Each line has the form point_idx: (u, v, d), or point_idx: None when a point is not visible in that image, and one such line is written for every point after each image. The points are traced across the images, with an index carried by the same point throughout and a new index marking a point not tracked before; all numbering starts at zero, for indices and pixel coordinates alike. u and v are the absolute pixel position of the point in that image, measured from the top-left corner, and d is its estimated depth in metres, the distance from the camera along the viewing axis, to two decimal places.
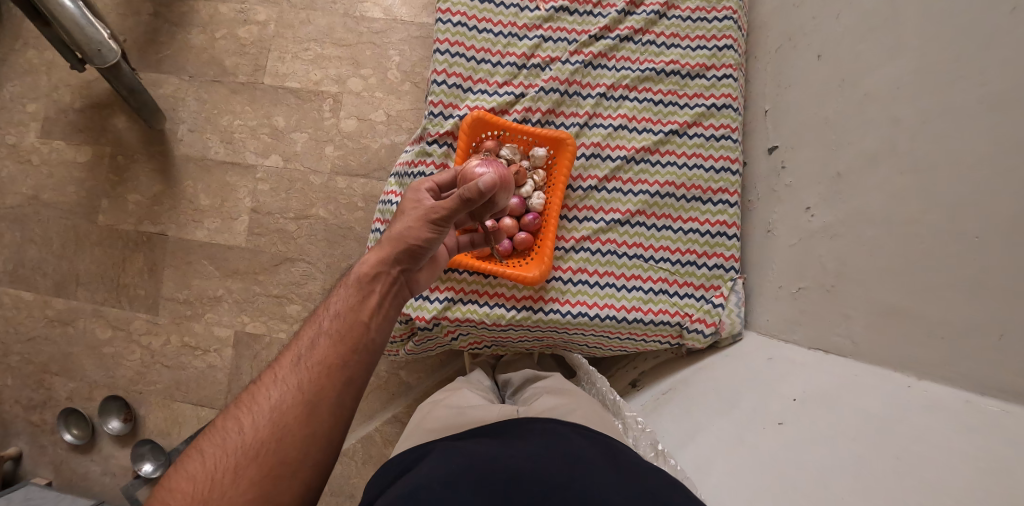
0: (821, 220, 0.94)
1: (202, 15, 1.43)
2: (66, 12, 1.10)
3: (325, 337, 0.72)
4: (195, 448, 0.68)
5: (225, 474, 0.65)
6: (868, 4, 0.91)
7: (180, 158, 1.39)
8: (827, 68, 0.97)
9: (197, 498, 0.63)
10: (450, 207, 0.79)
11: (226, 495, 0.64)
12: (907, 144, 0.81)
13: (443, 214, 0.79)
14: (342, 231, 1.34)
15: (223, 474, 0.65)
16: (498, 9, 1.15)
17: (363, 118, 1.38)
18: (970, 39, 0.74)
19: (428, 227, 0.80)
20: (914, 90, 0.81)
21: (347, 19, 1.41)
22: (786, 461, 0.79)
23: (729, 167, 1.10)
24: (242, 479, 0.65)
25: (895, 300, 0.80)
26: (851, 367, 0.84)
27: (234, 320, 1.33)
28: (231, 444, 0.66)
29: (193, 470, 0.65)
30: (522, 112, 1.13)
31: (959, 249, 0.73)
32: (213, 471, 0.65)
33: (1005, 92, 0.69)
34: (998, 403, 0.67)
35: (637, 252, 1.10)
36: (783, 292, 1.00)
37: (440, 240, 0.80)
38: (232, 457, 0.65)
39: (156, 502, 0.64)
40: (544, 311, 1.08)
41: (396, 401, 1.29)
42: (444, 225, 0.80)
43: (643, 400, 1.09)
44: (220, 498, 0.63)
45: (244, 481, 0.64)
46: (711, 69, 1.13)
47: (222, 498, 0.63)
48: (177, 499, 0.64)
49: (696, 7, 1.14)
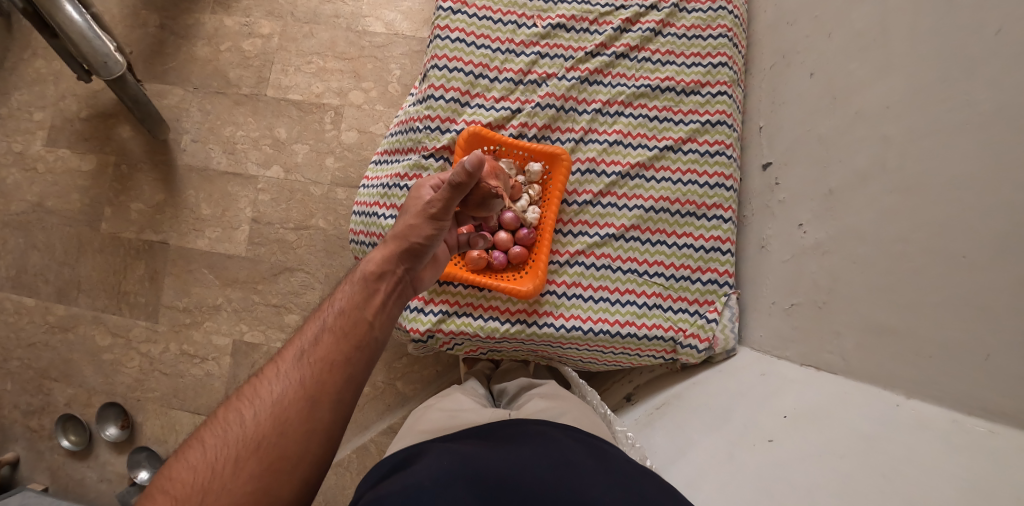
0: (813, 236, 0.94)
1: (208, 28, 1.45)
2: (73, 24, 1.12)
3: (328, 333, 0.73)
4: (197, 439, 0.68)
5: (226, 465, 0.65)
6: (859, 23, 0.92)
7: (182, 168, 1.41)
8: (819, 85, 0.98)
9: (197, 489, 0.64)
10: (446, 203, 0.79)
11: (226, 487, 0.64)
12: (898, 161, 0.82)
13: (438, 207, 0.80)
14: (340, 242, 1.36)
15: (224, 465, 0.65)
16: (496, 26, 1.17)
17: (363, 130, 1.39)
18: (959, 59, 0.76)
19: (428, 223, 0.80)
20: (902, 109, 0.82)
21: (349, 33, 1.43)
22: (775, 477, 0.78)
23: (723, 183, 1.11)
24: (242, 471, 0.65)
25: (884, 318, 0.80)
26: (840, 384, 0.84)
27: (233, 329, 1.34)
28: (232, 436, 0.67)
29: (195, 460, 0.66)
30: (519, 127, 1.14)
31: (947, 267, 0.73)
32: (214, 462, 0.66)
33: (995, 111, 0.70)
34: (985, 423, 0.67)
35: (631, 266, 1.10)
36: (776, 308, 1.01)
37: (440, 237, 0.81)
38: (234, 448, 0.66)
39: (156, 491, 0.65)
40: (538, 325, 1.08)
41: (392, 412, 1.30)
42: (441, 220, 0.80)
43: (636, 414, 1.09)
44: (220, 489, 0.64)
45: (244, 473, 0.65)
46: (705, 86, 1.14)
47: (221, 490, 0.64)
48: (176, 489, 0.64)
49: (691, 24, 1.16)
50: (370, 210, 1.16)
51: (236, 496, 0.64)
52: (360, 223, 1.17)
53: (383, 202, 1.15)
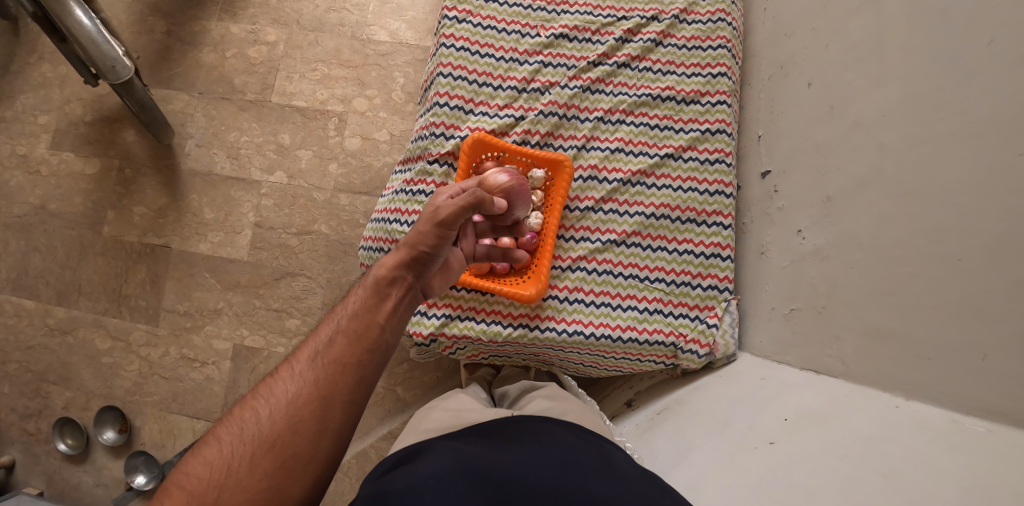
0: (812, 242, 0.96)
1: (214, 35, 1.47)
2: (82, 28, 1.13)
3: (341, 335, 0.74)
4: (213, 435, 0.69)
5: (241, 461, 0.66)
6: (855, 35, 0.95)
7: (186, 173, 1.42)
8: (816, 95, 1.01)
9: (213, 485, 0.65)
10: (454, 211, 0.81)
11: (241, 483, 0.65)
12: (893, 168, 0.84)
13: (449, 219, 0.81)
14: (343, 247, 1.37)
15: (239, 462, 0.66)
16: (500, 36, 1.19)
17: (366, 137, 1.41)
18: (950, 70, 0.78)
19: (437, 233, 0.81)
20: (899, 118, 0.84)
21: (354, 41, 1.45)
22: (776, 479, 0.79)
23: (723, 191, 1.13)
24: (257, 468, 0.66)
25: (883, 321, 0.81)
26: (840, 388, 0.85)
27: (234, 333, 1.34)
28: (248, 434, 0.67)
29: (210, 456, 0.66)
30: (522, 134, 1.16)
31: (942, 272, 0.75)
32: (229, 458, 0.66)
33: (988, 120, 0.72)
34: (984, 423, 0.69)
35: (633, 272, 1.11)
36: (776, 313, 1.02)
37: (448, 245, 0.82)
38: (248, 446, 0.67)
39: (171, 485, 0.65)
40: (540, 330, 1.09)
41: (392, 418, 1.29)
42: (450, 230, 0.81)
43: (636, 420, 1.10)
44: (235, 486, 0.65)
45: (259, 471, 0.66)
46: (706, 96, 1.16)
47: (237, 487, 0.65)
48: (192, 484, 0.65)
49: (691, 36, 1.18)
50: (379, 216, 1.17)
51: (250, 493, 0.65)
52: (372, 229, 1.18)
53: (388, 208, 1.16)
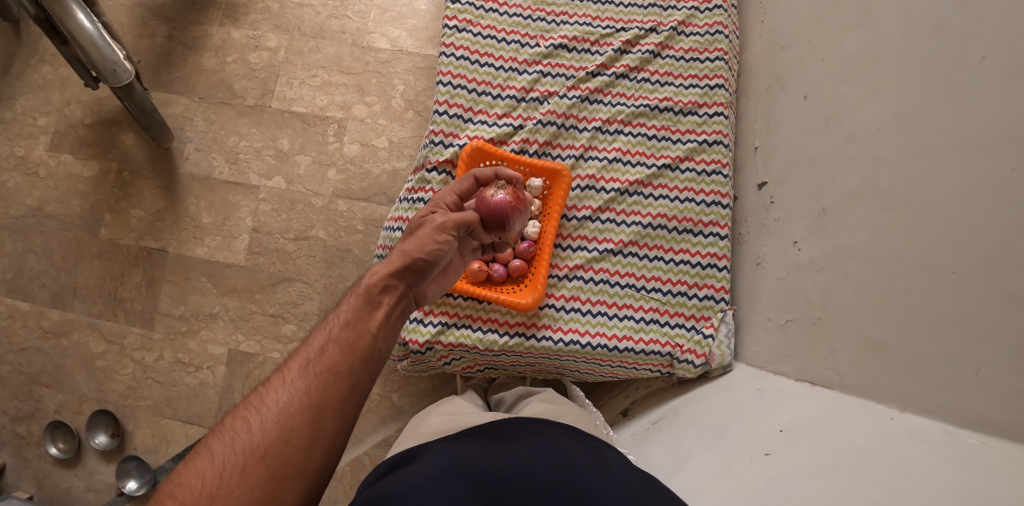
0: (808, 254, 0.97)
1: (215, 40, 1.48)
2: (84, 31, 1.13)
3: (334, 344, 0.74)
4: (205, 445, 0.68)
5: (234, 472, 0.65)
6: (851, 50, 0.96)
7: (185, 177, 1.42)
8: (812, 108, 1.02)
9: (205, 494, 0.64)
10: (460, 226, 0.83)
11: (233, 493, 0.64)
12: (888, 181, 0.85)
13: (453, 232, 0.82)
14: (340, 253, 1.36)
15: (231, 472, 0.65)
16: (499, 45, 1.21)
17: (365, 143, 1.41)
18: (946, 85, 0.79)
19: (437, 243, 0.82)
20: (893, 132, 0.85)
21: (355, 48, 1.46)
22: (771, 489, 0.79)
23: (719, 202, 1.13)
24: (250, 478, 0.65)
25: (876, 333, 0.82)
26: (835, 399, 0.85)
27: (229, 338, 1.34)
28: (240, 443, 0.67)
29: (202, 466, 0.66)
30: (520, 143, 1.16)
31: (937, 284, 0.76)
32: (222, 469, 0.66)
33: (981, 134, 0.73)
34: (977, 435, 0.69)
35: (629, 281, 1.12)
36: (771, 324, 1.03)
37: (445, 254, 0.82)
38: (241, 456, 0.66)
39: (164, 497, 0.65)
40: (536, 338, 1.09)
41: (387, 425, 1.29)
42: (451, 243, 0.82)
43: (631, 429, 1.10)
44: (228, 496, 0.64)
45: (251, 480, 0.65)
46: (703, 107, 1.17)
47: (229, 497, 0.64)
48: (185, 495, 0.64)
49: (689, 47, 1.20)
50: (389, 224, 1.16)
51: (243, 503, 0.64)
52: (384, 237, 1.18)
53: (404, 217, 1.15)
